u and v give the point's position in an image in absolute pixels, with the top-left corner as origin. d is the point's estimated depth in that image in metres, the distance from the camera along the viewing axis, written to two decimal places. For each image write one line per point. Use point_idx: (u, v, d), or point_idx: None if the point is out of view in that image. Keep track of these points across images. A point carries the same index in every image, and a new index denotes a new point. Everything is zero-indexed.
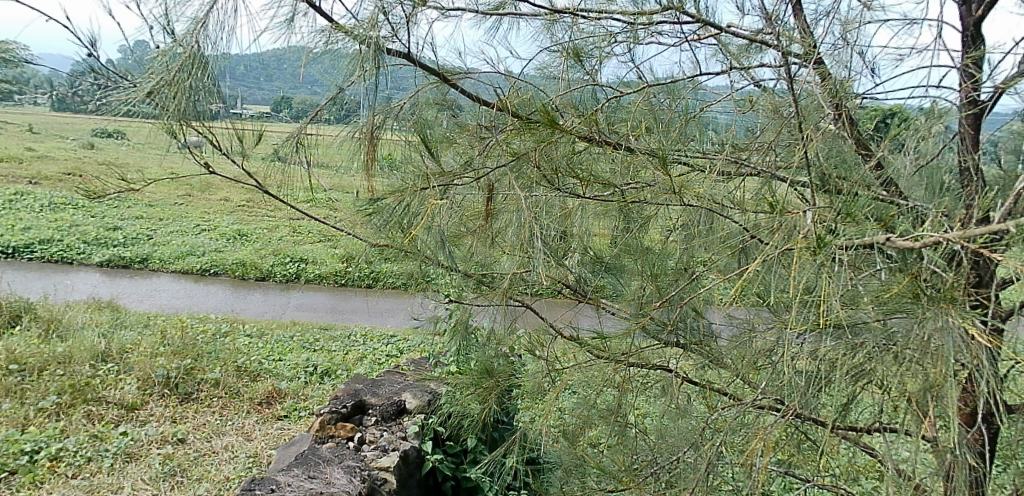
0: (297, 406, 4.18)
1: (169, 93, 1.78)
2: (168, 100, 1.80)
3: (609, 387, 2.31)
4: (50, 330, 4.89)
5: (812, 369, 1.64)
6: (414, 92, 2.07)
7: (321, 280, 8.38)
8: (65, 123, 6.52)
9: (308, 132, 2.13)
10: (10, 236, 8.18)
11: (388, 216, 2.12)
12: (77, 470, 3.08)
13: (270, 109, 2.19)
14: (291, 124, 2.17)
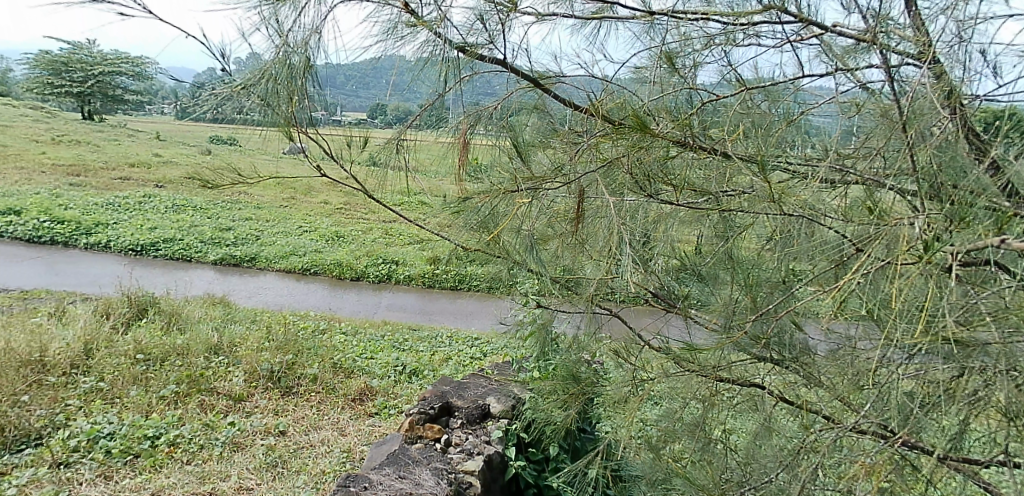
0: (387, 404, 4.33)
1: (282, 102, 1.91)
2: (280, 107, 1.91)
3: (695, 401, 2.28)
4: (172, 322, 5.33)
5: (917, 391, 1.60)
6: (503, 97, 2.09)
7: (410, 281, 8.66)
8: (190, 135, 7.08)
9: (407, 137, 2.23)
10: (139, 234, 8.93)
11: (474, 215, 2.23)
12: (191, 456, 3.31)
13: (367, 115, 2.26)
14: (389, 130, 2.24)
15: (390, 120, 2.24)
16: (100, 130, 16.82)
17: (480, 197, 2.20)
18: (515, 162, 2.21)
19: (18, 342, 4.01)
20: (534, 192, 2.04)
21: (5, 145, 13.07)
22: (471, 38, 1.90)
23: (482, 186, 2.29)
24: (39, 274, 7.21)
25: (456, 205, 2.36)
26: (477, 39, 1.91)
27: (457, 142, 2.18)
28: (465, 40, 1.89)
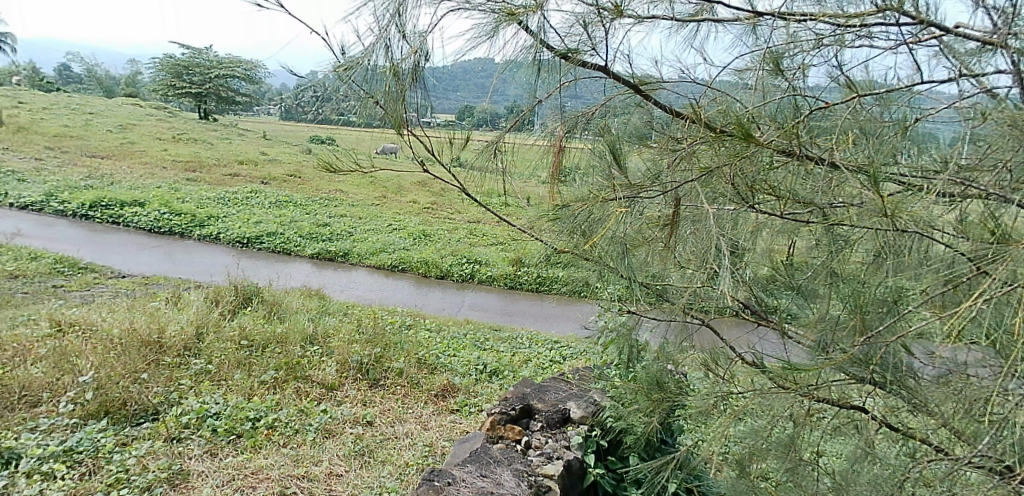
0: (468, 401, 4.40)
1: (393, 104, 2.02)
2: (393, 109, 2.03)
3: (785, 420, 2.14)
4: (272, 311, 5.66)
5: None
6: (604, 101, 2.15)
7: (492, 282, 8.77)
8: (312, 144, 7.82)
9: (507, 140, 2.31)
10: (245, 227, 9.52)
11: (569, 222, 2.22)
12: (287, 440, 3.50)
13: (455, 116, 2.27)
14: (490, 132, 2.31)
15: (478, 122, 2.29)
16: (213, 129, 18.06)
17: (578, 203, 2.19)
18: (604, 165, 2.18)
19: (140, 324, 4.37)
20: (632, 199, 2.02)
21: (132, 143, 14.28)
22: (574, 44, 1.98)
23: (578, 193, 2.23)
24: (159, 262, 7.82)
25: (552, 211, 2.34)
26: (579, 45, 1.99)
27: (552, 146, 2.27)
28: (568, 47, 1.97)
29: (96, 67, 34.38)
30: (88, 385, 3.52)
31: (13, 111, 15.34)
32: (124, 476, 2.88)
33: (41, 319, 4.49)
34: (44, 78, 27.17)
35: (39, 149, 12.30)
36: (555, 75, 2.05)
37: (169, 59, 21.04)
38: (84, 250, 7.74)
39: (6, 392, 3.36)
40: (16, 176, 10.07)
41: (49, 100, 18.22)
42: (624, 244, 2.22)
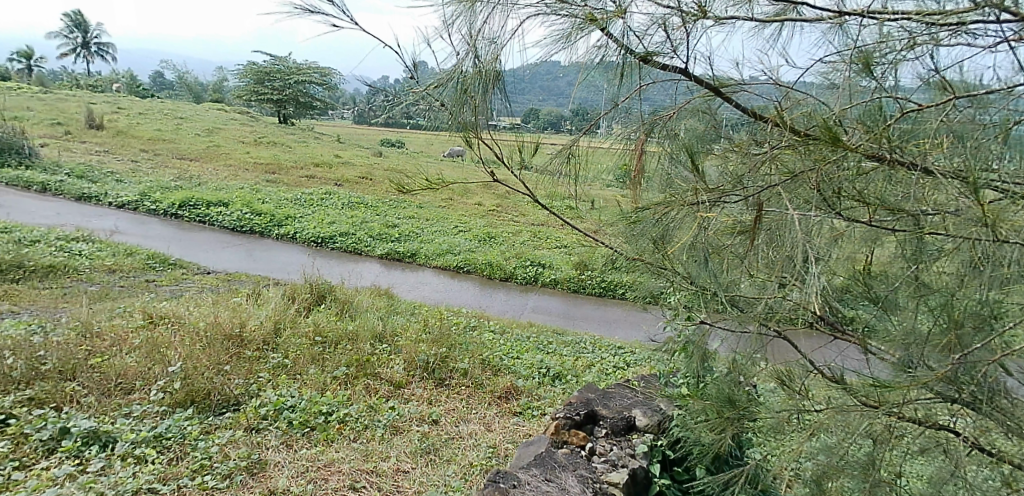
0: (531, 404, 4.40)
1: (462, 111, 2.10)
2: (461, 115, 2.11)
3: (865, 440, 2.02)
4: (344, 309, 5.84)
5: None
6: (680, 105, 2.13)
7: (556, 285, 8.75)
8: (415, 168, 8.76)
9: (580, 144, 2.29)
10: (319, 227, 9.86)
11: (647, 226, 2.15)
12: (357, 435, 3.60)
13: (521, 120, 2.24)
14: (564, 137, 2.29)
15: (542, 125, 2.31)
16: (291, 133, 18.82)
17: (659, 208, 2.09)
18: (671, 170, 2.17)
19: (223, 318, 4.61)
20: (716, 203, 1.97)
21: (217, 146, 15.04)
22: (652, 45, 1.95)
23: (652, 198, 2.19)
24: (240, 259, 8.21)
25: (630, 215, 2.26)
26: (658, 48, 1.96)
27: (632, 150, 2.26)
28: (648, 49, 1.95)
29: (186, 73, 36.38)
30: (177, 375, 3.73)
31: (112, 116, 16.44)
32: (208, 463, 3.03)
33: (135, 311, 4.79)
34: (139, 84, 28.98)
35: (135, 152, 13.14)
36: (633, 78, 2.04)
37: (252, 66, 22.09)
38: (173, 247, 8.21)
39: (105, 378, 3.60)
40: (115, 177, 10.79)
41: (144, 106, 19.43)
42: (704, 251, 2.09)
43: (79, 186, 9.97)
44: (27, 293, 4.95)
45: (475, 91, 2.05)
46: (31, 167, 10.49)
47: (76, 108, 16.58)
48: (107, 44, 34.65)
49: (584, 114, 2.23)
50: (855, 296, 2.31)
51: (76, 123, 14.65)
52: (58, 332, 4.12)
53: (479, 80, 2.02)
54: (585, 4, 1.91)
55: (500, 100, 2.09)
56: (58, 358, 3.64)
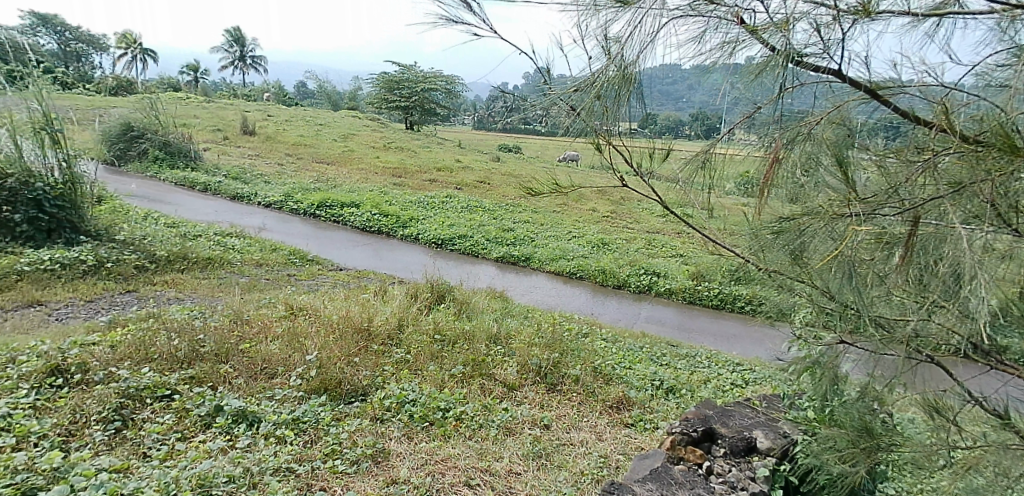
0: (643, 417, 4.31)
1: (592, 115, 2.16)
2: (590, 118, 2.17)
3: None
4: (461, 310, 6.02)
5: None
6: (834, 109, 1.97)
7: (670, 295, 8.52)
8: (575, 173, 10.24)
9: (718, 150, 2.22)
10: (440, 229, 10.23)
11: (790, 240, 2.06)
12: (472, 433, 3.70)
13: (637, 124, 2.20)
14: (700, 143, 2.25)
15: (660, 130, 2.26)
16: (416, 139, 19.70)
17: (807, 218, 2.00)
18: (799, 177, 2.03)
19: (353, 313, 4.91)
20: (867, 216, 1.87)
21: (351, 151, 16.03)
22: (804, 45, 1.87)
23: (795, 207, 2.07)
24: (368, 258, 8.70)
25: (767, 227, 2.14)
26: (811, 49, 1.88)
27: (768, 157, 2.09)
28: (800, 50, 1.88)
29: (324, 84, 39.24)
30: (313, 363, 4.02)
31: (262, 123, 17.99)
32: (338, 448, 3.23)
33: (278, 303, 5.21)
34: (286, 94, 31.51)
35: (280, 156, 14.29)
36: (773, 78, 1.96)
37: (384, 76, 23.42)
38: (311, 244, 8.85)
39: (252, 363, 3.95)
40: (263, 178, 11.81)
41: (289, 114, 21.10)
42: (853, 267, 1.95)
43: (233, 186, 10.99)
44: (191, 282, 5.54)
45: (606, 95, 2.11)
46: (195, 169, 11.69)
47: (232, 116, 18.31)
48: (260, 57, 37.90)
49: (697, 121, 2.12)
50: (1013, 321, 2.00)
51: (233, 130, 16.18)
52: (215, 318, 4.58)
53: (612, 87, 2.08)
54: (735, 5, 1.91)
55: (629, 105, 2.12)
56: (215, 342, 4.04)
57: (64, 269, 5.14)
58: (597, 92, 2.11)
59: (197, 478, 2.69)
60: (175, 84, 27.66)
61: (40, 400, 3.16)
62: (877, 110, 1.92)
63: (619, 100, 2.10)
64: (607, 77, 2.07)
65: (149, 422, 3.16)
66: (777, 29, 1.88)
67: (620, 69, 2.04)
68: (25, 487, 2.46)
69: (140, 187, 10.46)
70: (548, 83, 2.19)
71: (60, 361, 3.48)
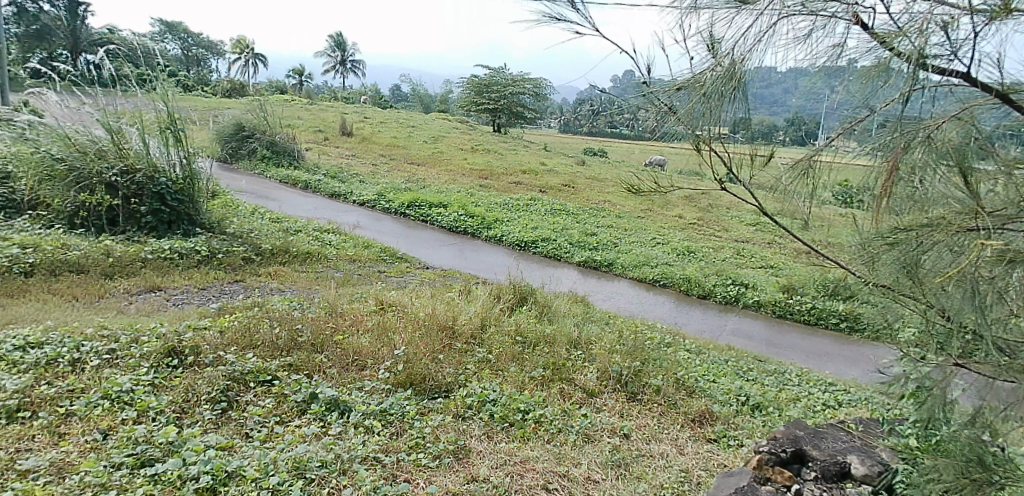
0: (727, 433, 4.17)
1: (695, 118, 2.12)
2: (692, 122, 2.13)
3: None
4: (543, 313, 6.03)
5: None
6: (961, 111, 1.89)
7: (759, 308, 8.19)
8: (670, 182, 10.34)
9: (821, 158, 2.16)
10: (523, 232, 10.30)
11: (907, 251, 1.99)
12: (551, 436, 3.70)
13: (729, 129, 2.13)
14: (802, 149, 2.19)
15: (753, 135, 2.19)
16: (503, 141, 19.95)
17: (926, 230, 1.96)
18: (916, 187, 1.96)
19: (438, 311, 5.04)
20: (999, 230, 1.83)
21: (441, 152, 16.45)
22: (929, 47, 1.81)
23: (909, 218, 2.02)
24: (454, 257, 8.89)
25: (880, 238, 2.08)
26: (936, 50, 1.81)
27: (886, 167, 1.99)
28: (926, 51, 1.80)
29: (417, 87, 40.47)
30: (400, 358, 4.17)
31: (359, 125, 18.78)
32: (421, 442, 3.33)
33: (369, 298, 5.43)
34: (381, 96, 32.73)
35: (374, 156, 14.87)
36: (895, 80, 1.89)
37: (474, 79, 23.88)
38: (400, 242, 9.15)
39: (345, 354, 4.14)
40: (358, 178, 12.33)
41: (385, 116, 21.92)
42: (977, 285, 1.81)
43: (331, 185, 11.54)
44: (290, 274, 5.87)
45: (710, 93, 2.06)
46: (298, 167, 12.34)
47: (332, 118, 19.22)
48: (359, 61, 39.52)
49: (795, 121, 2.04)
50: None
51: (333, 131, 16.99)
52: (312, 309, 4.82)
53: (718, 83, 2.03)
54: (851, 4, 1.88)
55: (734, 106, 2.07)
56: (311, 333, 4.27)
57: (180, 258, 5.57)
58: (701, 89, 2.07)
59: (293, 461, 2.85)
60: (281, 86, 29.35)
61: (159, 378, 3.43)
62: (1007, 115, 1.87)
63: (723, 96, 2.04)
64: (714, 77, 2.03)
65: (252, 405, 3.38)
66: (903, 29, 1.81)
67: (728, 67, 2.00)
68: (145, 457, 2.69)
69: (248, 183, 11.18)
70: (647, 83, 2.18)
71: (176, 343, 3.76)
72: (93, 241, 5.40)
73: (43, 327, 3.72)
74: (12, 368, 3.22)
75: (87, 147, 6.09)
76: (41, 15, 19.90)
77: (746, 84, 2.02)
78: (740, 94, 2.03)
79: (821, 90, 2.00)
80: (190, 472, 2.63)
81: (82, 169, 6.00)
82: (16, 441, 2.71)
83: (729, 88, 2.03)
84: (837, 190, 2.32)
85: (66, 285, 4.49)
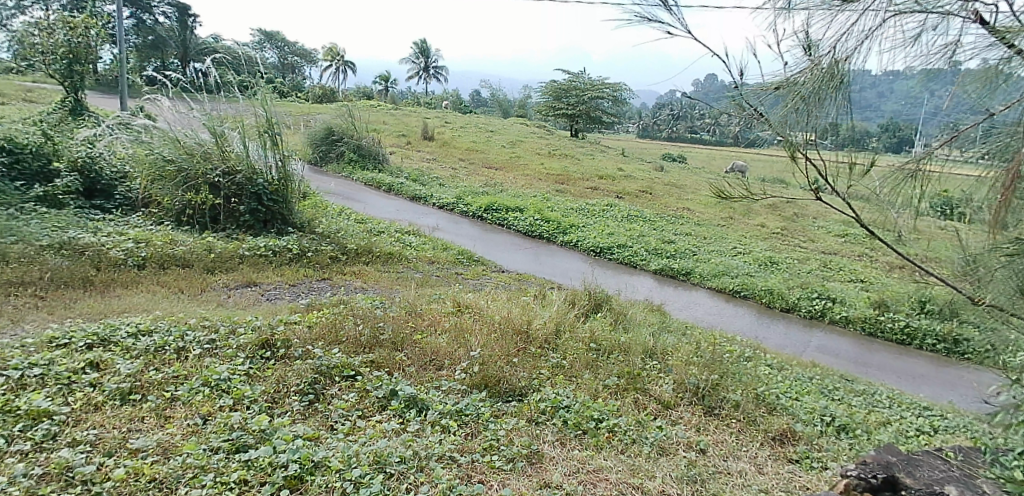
0: (810, 454, 3.97)
1: (791, 122, 2.31)
2: (788, 128, 2.31)
3: None
4: (618, 320, 5.97)
5: None
6: None
7: (847, 324, 7.77)
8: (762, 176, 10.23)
9: (930, 169, 2.30)
10: (600, 237, 10.21)
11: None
12: (625, 447, 3.65)
13: (818, 135, 2.27)
14: (906, 157, 2.31)
15: (844, 142, 2.26)
16: (581, 146, 19.83)
17: None
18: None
19: (514, 314, 5.08)
20: None
21: (518, 157, 16.54)
22: None
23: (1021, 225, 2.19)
24: (530, 261, 8.94)
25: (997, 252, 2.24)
26: None
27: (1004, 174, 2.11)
28: None
29: (496, 92, 40.97)
30: (476, 360, 4.23)
31: (439, 129, 19.16)
32: (496, 444, 3.36)
33: (447, 299, 5.54)
34: (462, 102, 33.27)
35: (454, 160, 15.14)
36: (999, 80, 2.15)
37: (553, 84, 23.93)
38: (478, 246, 9.29)
39: (424, 353, 4.25)
40: (438, 181, 12.60)
41: (465, 121, 22.27)
42: None
43: (413, 188, 11.84)
44: (373, 274, 6.07)
45: (807, 94, 2.30)
46: (381, 171, 12.79)
47: (414, 122, 19.73)
48: (442, 66, 40.33)
49: (895, 129, 2.20)
50: None
51: (415, 136, 17.43)
52: (393, 309, 4.98)
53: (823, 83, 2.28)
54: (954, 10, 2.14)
55: (838, 108, 2.28)
56: (392, 331, 4.40)
57: (274, 255, 5.87)
58: (798, 92, 2.31)
59: (374, 455, 2.94)
60: (367, 92, 30.37)
61: (253, 369, 3.64)
62: None
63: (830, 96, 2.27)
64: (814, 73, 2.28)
65: (336, 398, 3.53)
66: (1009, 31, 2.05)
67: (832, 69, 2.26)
68: (240, 444, 2.86)
69: (336, 185, 11.65)
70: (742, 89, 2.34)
71: (269, 336, 3.98)
72: (196, 237, 5.78)
73: (152, 316, 4.01)
74: (126, 353, 3.48)
75: (194, 149, 6.54)
76: (158, 27, 21.40)
77: (847, 85, 2.25)
78: (841, 95, 2.27)
79: (922, 94, 2.24)
80: (280, 460, 2.77)
81: (189, 170, 6.45)
82: (128, 421, 2.92)
83: (831, 92, 2.27)
84: (934, 201, 2.40)
85: (172, 278, 4.83)
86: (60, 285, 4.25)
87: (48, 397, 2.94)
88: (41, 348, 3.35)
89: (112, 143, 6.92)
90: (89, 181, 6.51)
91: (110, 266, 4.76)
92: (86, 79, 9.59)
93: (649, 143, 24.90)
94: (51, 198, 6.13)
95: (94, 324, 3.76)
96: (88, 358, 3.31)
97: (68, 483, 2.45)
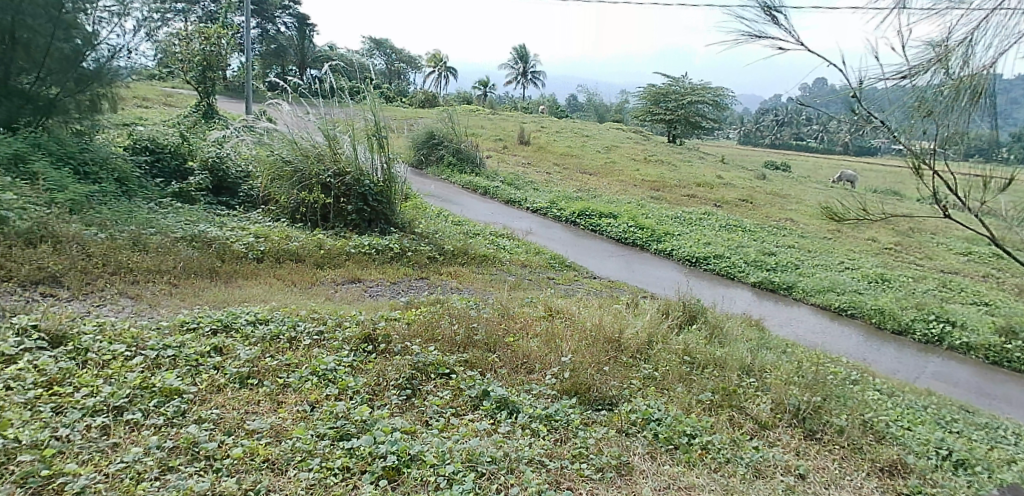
0: (923, 489, 3.68)
1: (914, 132, 2.48)
2: (912, 136, 2.49)
3: None
4: (714, 334, 5.78)
5: None
6: None
7: (969, 351, 7.13)
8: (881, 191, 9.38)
9: None
10: (696, 247, 9.92)
11: None
12: (718, 466, 3.53)
13: (940, 144, 2.45)
14: None
15: (970, 152, 2.42)
16: (678, 152, 19.37)
17: None
18: None
19: (606, 322, 5.03)
20: None
21: (613, 162, 16.38)
22: None
23: None
24: (623, 269, 8.83)
25: None
26: None
27: None
28: None
29: (593, 97, 40.76)
30: (567, 365, 4.24)
31: (536, 134, 19.31)
32: (585, 453, 3.35)
33: (539, 303, 5.57)
34: (558, 106, 33.36)
35: (549, 165, 15.20)
36: None
37: (652, 89, 23.54)
38: (571, 251, 9.28)
39: (515, 356, 4.30)
40: (533, 185, 12.69)
41: (561, 125, 22.31)
42: None
43: (508, 192, 12.00)
44: (468, 275, 6.21)
45: (937, 109, 2.45)
46: (478, 174, 13.07)
47: (511, 127, 19.98)
48: (540, 71, 40.63)
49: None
50: None
51: (512, 140, 17.66)
52: (487, 310, 5.07)
53: (952, 93, 2.42)
54: None
55: (968, 117, 2.40)
56: (485, 332, 4.49)
57: (377, 253, 6.14)
58: (928, 107, 2.46)
59: (466, 453, 3.01)
60: (467, 97, 31.10)
61: (356, 361, 3.82)
62: None
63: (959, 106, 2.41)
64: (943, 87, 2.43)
65: (431, 395, 3.64)
66: None
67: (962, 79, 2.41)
68: (343, 432, 3.01)
69: (435, 188, 12.00)
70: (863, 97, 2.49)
71: (371, 331, 4.17)
72: (308, 234, 6.14)
73: (268, 307, 4.31)
74: (245, 339, 3.76)
75: (309, 151, 6.96)
76: (280, 36, 22.94)
77: (982, 98, 2.38)
78: (971, 104, 2.40)
79: None
80: (380, 451, 2.90)
81: (304, 171, 6.88)
82: (245, 404, 3.15)
83: (960, 102, 2.41)
84: None
85: (286, 272, 5.16)
86: (191, 274, 4.64)
87: (178, 376, 3.22)
88: (174, 331, 3.68)
89: (238, 145, 7.49)
90: (218, 178, 7.09)
91: (233, 258, 5.14)
92: (218, 85, 10.40)
93: (751, 150, 23.93)
94: (185, 194, 6.74)
95: (218, 311, 4.08)
96: (213, 342, 3.61)
97: (193, 457, 2.67)
